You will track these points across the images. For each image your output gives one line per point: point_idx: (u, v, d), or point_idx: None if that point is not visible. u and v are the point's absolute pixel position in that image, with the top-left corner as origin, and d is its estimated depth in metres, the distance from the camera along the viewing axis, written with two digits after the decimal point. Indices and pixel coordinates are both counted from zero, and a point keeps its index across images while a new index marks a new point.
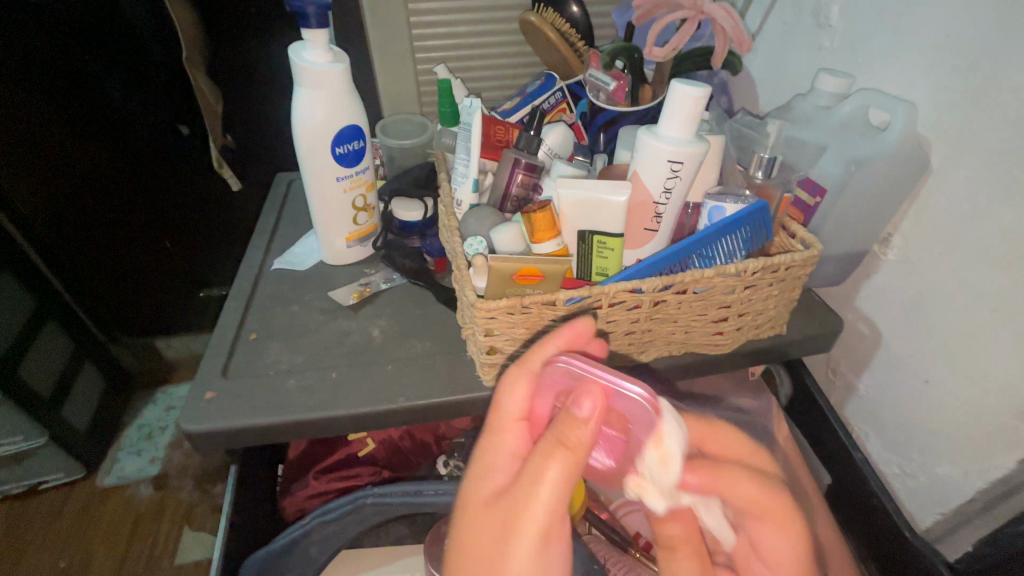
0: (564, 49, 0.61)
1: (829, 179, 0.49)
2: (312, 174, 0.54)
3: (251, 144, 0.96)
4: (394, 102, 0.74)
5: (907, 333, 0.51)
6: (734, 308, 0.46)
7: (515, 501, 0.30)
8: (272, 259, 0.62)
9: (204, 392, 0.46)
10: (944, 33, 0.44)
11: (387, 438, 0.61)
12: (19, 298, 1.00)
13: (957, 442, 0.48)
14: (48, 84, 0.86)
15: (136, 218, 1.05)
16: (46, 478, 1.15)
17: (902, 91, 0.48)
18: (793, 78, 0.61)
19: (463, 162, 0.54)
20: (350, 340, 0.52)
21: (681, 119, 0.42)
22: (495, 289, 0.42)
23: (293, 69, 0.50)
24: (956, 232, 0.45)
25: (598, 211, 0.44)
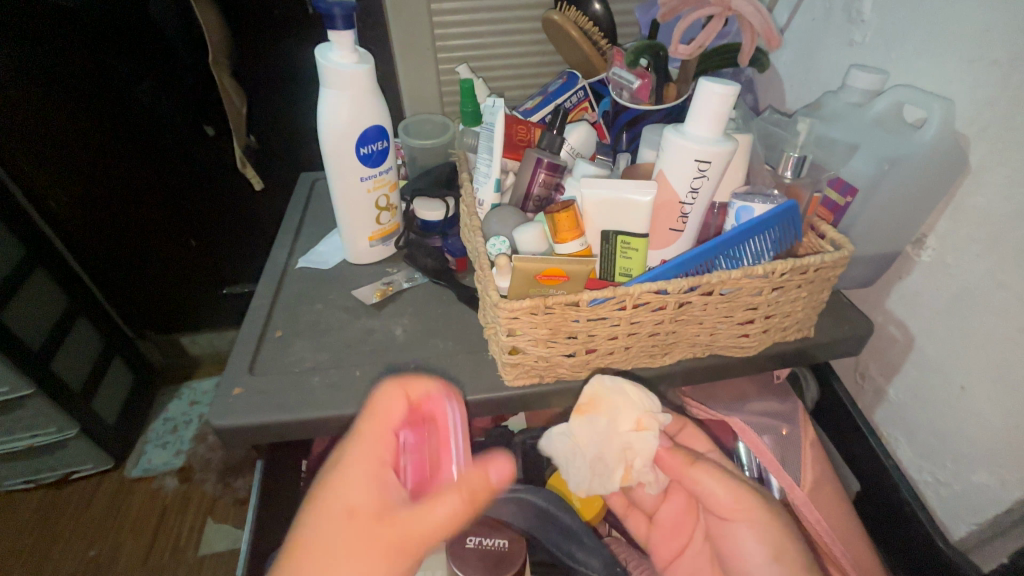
0: (589, 49, 0.60)
1: (861, 178, 0.48)
2: (337, 174, 0.54)
3: (275, 144, 0.98)
4: (416, 103, 0.74)
5: (942, 337, 0.50)
6: (760, 310, 0.45)
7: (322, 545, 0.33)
8: (296, 257, 0.63)
9: (232, 388, 0.47)
10: (983, 26, 0.42)
11: None
12: (54, 294, 1.05)
13: (992, 449, 0.47)
14: (81, 88, 0.89)
15: (162, 217, 1.07)
16: (78, 469, 1.19)
17: (938, 88, 0.47)
18: (823, 75, 0.59)
19: (485, 162, 0.54)
20: (373, 338, 0.53)
21: (709, 118, 0.41)
22: (519, 289, 0.42)
23: (319, 70, 0.50)
24: (996, 232, 0.44)
25: (623, 212, 0.43)
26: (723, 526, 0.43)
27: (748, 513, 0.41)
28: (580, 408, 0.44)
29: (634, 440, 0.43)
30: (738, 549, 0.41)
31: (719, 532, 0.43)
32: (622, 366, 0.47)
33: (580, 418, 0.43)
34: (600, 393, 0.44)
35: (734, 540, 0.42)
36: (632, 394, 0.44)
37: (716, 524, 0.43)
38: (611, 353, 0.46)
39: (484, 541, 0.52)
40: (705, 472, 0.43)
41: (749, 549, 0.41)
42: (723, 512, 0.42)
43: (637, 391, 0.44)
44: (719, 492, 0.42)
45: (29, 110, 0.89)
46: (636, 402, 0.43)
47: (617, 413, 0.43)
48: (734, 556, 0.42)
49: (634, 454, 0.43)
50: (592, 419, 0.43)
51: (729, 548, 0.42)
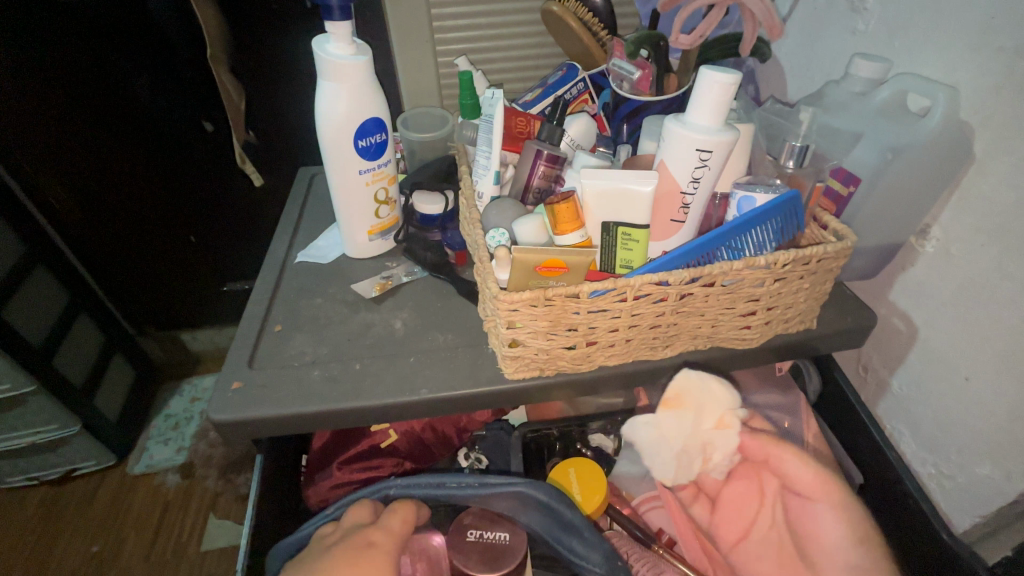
0: (588, 40, 0.60)
1: (864, 168, 0.48)
2: (335, 168, 0.54)
3: (274, 139, 0.98)
4: (414, 96, 0.74)
5: (945, 328, 0.49)
6: (762, 301, 0.45)
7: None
8: (295, 251, 0.63)
9: (231, 382, 0.47)
10: (989, 13, 0.42)
11: (409, 429, 0.61)
12: (55, 290, 1.05)
13: (997, 441, 0.46)
14: (79, 82, 0.89)
15: (161, 213, 1.07)
16: (80, 466, 1.19)
17: (942, 76, 0.46)
18: (825, 65, 0.58)
19: (484, 154, 0.54)
20: (373, 332, 0.52)
21: (710, 107, 0.40)
22: (518, 281, 0.42)
23: (317, 62, 0.50)
24: (1002, 222, 0.43)
25: (624, 203, 0.43)
26: (805, 506, 0.45)
27: (829, 494, 0.44)
28: (667, 401, 0.47)
29: (715, 439, 0.47)
30: (822, 526, 0.44)
31: (800, 513, 0.45)
32: (623, 359, 0.47)
33: (669, 410, 0.46)
34: (688, 387, 0.47)
35: (816, 519, 0.44)
36: (719, 391, 0.47)
37: (797, 506, 0.46)
38: (612, 346, 0.45)
39: (484, 534, 0.52)
40: (790, 453, 0.46)
41: (829, 528, 0.44)
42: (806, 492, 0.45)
43: (722, 389, 0.47)
44: (802, 473, 0.45)
45: (27, 107, 0.89)
46: (721, 401, 0.47)
47: (705, 407, 0.47)
48: (812, 535, 0.44)
49: (714, 449, 0.48)
50: (679, 411, 0.46)
51: (810, 526, 0.45)
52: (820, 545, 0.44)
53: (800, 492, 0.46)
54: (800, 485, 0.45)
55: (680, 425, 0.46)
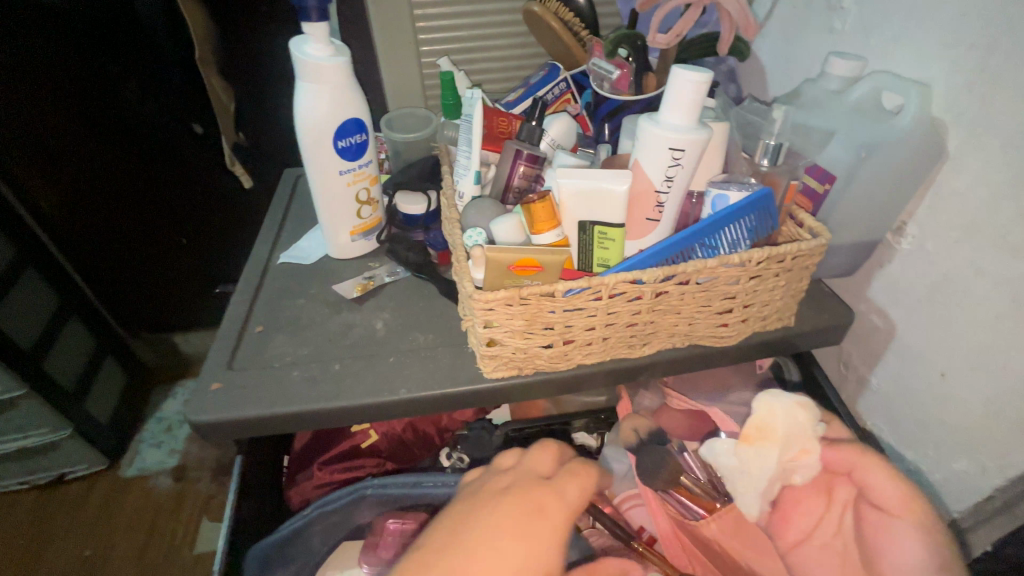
0: (568, 40, 0.61)
1: (839, 165, 0.48)
2: (316, 168, 0.54)
3: (263, 141, 0.98)
4: (399, 96, 0.74)
5: (922, 324, 0.50)
6: (738, 299, 0.45)
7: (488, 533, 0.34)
8: (279, 252, 0.63)
9: (211, 383, 0.47)
10: (960, 12, 0.42)
11: (390, 430, 0.62)
12: (44, 294, 1.04)
13: (972, 437, 0.47)
14: (64, 82, 0.88)
15: (150, 215, 1.07)
16: (73, 469, 1.19)
17: (916, 75, 0.47)
18: (804, 64, 0.59)
19: (465, 154, 0.54)
20: (353, 333, 0.52)
21: (683, 105, 0.41)
22: (494, 280, 0.42)
23: (295, 63, 0.50)
24: (976, 219, 0.43)
25: (599, 202, 0.43)
26: (882, 523, 0.40)
27: (912, 515, 0.39)
28: (748, 429, 0.44)
29: (796, 463, 0.44)
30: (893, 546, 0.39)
31: (869, 530, 0.41)
32: (602, 357, 0.47)
33: (749, 448, 0.44)
34: (769, 420, 0.43)
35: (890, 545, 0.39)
36: (795, 411, 0.43)
37: (872, 521, 0.41)
38: (589, 344, 0.46)
39: None
40: (875, 468, 0.42)
41: (904, 556, 0.38)
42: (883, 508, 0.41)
43: (806, 414, 0.43)
44: (887, 487, 0.41)
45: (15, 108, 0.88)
46: (804, 423, 0.43)
47: (790, 437, 0.43)
48: (879, 558, 0.40)
49: (793, 474, 0.44)
50: (762, 444, 0.43)
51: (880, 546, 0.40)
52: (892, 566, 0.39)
53: (879, 506, 0.41)
54: (877, 499, 0.41)
55: (764, 457, 0.43)
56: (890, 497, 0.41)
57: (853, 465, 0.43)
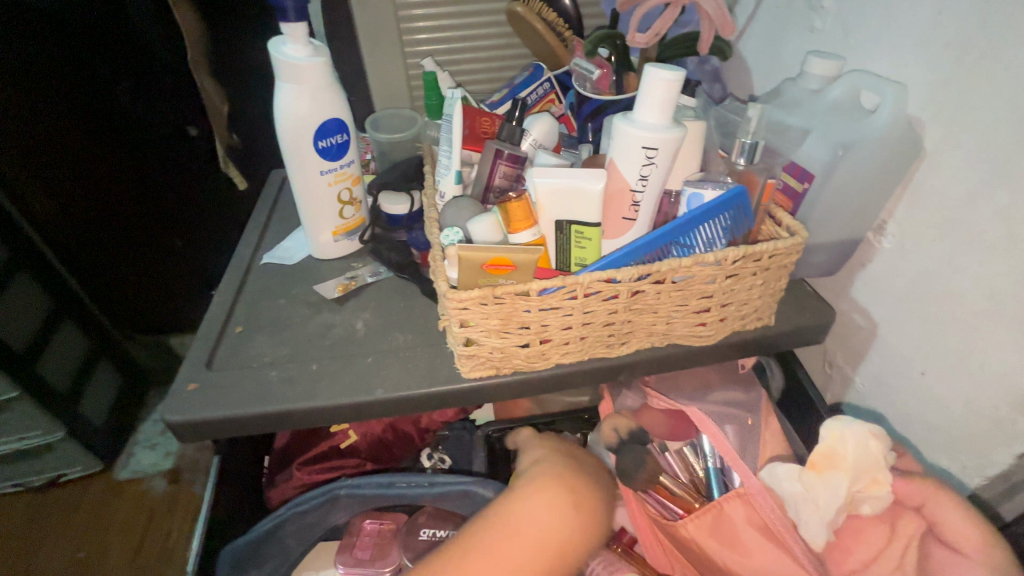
0: (551, 39, 0.60)
1: (816, 164, 0.47)
2: (296, 169, 0.54)
3: (254, 143, 0.98)
4: (384, 97, 0.74)
5: (902, 323, 0.50)
6: (715, 298, 0.45)
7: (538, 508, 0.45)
8: (262, 253, 0.63)
9: (189, 383, 0.47)
10: (935, 10, 0.42)
11: (369, 431, 0.61)
12: (38, 297, 1.04)
13: (954, 436, 0.47)
14: (56, 84, 0.87)
15: (143, 217, 1.07)
16: (66, 472, 1.18)
17: (893, 73, 0.47)
18: (786, 63, 0.59)
19: (446, 155, 0.54)
20: (333, 333, 0.52)
21: (656, 104, 0.41)
22: (468, 279, 0.42)
23: (274, 63, 0.50)
24: (953, 217, 0.43)
25: (574, 201, 0.43)
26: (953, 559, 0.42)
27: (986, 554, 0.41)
28: (820, 457, 0.46)
29: (867, 493, 0.45)
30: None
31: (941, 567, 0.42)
32: (580, 356, 0.47)
33: (817, 475, 0.45)
34: (838, 447, 0.45)
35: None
36: (870, 442, 0.45)
37: (942, 556, 0.43)
38: (566, 343, 0.45)
39: (437, 533, 0.51)
40: (949, 502, 0.43)
41: None
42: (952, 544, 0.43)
43: (879, 445, 0.45)
44: (959, 523, 0.43)
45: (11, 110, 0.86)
46: (874, 454, 0.45)
47: (860, 467, 0.45)
48: None
49: (861, 504, 0.45)
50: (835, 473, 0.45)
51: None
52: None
53: (951, 545, 0.43)
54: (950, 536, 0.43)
55: (836, 487, 0.44)
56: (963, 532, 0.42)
57: (925, 499, 0.44)
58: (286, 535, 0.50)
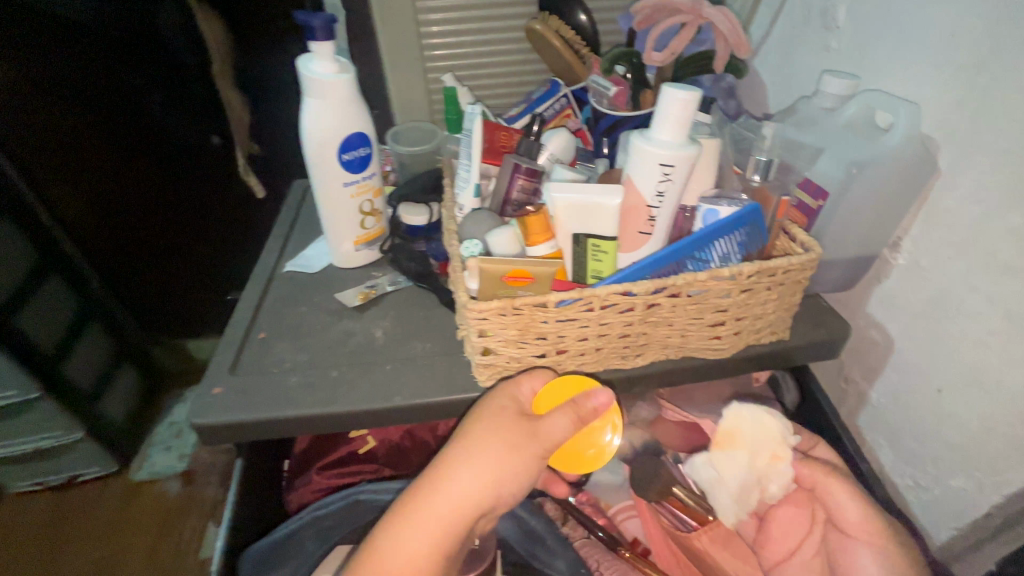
0: (569, 57, 0.62)
1: (830, 182, 0.48)
2: (321, 181, 0.56)
3: (275, 151, 1.01)
4: (405, 111, 0.76)
5: (918, 340, 0.50)
6: (730, 312, 0.45)
7: (459, 455, 0.38)
8: (284, 261, 0.65)
9: (213, 388, 0.48)
10: (949, 33, 0.43)
11: (387, 437, 0.62)
12: (68, 298, 1.06)
13: (970, 454, 0.46)
14: (90, 94, 0.92)
15: (169, 222, 1.10)
16: (84, 472, 1.21)
17: (908, 93, 0.47)
18: (800, 80, 0.60)
19: (465, 167, 0.56)
20: (353, 341, 0.54)
21: (672, 123, 0.42)
22: (488, 290, 0.43)
23: (302, 79, 0.52)
24: (968, 236, 0.44)
25: (591, 215, 0.44)
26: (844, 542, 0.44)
27: (870, 535, 0.43)
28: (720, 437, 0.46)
29: (772, 469, 0.45)
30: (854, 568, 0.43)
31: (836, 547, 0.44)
32: (594, 367, 0.48)
33: (720, 453, 0.45)
34: (736, 425, 0.45)
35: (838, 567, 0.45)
36: (766, 421, 0.45)
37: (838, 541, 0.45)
38: (582, 354, 0.46)
39: None
40: (840, 489, 0.44)
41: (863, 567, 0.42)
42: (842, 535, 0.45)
43: (773, 420, 0.45)
44: (850, 508, 0.43)
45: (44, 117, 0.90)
46: (770, 429, 0.45)
47: (757, 443, 0.45)
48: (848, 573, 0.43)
49: (769, 483, 0.45)
50: (732, 452, 0.45)
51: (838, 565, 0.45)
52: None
53: (845, 529, 0.44)
54: (842, 521, 0.44)
55: (736, 464, 0.44)
56: (851, 519, 0.44)
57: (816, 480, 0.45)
58: (307, 542, 0.51)
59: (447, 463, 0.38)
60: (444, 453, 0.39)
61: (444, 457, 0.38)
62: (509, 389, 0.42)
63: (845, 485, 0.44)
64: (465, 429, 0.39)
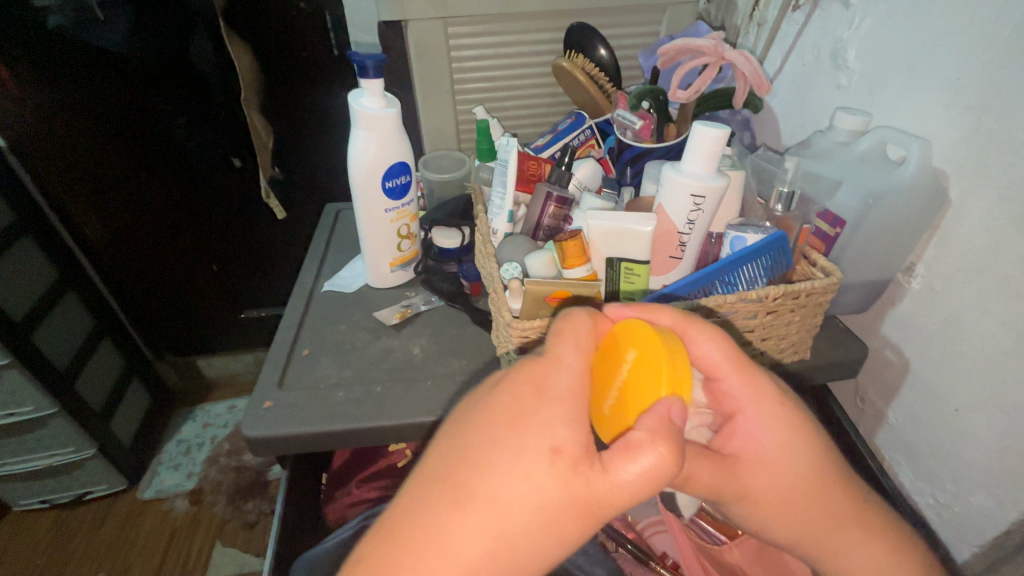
0: (593, 91, 0.66)
1: (847, 212, 0.52)
2: (363, 206, 0.59)
3: (298, 175, 1.05)
4: (435, 140, 0.81)
5: (934, 360, 0.52)
6: (757, 332, 0.48)
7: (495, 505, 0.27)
8: (322, 281, 0.68)
9: (262, 401, 0.51)
10: (954, 75, 0.47)
11: (424, 451, 0.66)
12: (82, 316, 1.11)
13: (987, 471, 0.48)
14: (119, 120, 0.95)
15: (187, 241, 1.13)
16: (93, 489, 1.21)
17: (918, 130, 0.51)
18: (813, 114, 0.63)
19: (499, 194, 0.59)
20: (393, 357, 0.56)
21: (702, 157, 0.45)
22: (530, 310, 0.46)
23: (351, 112, 0.56)
24: (979, 262, 0.46)
25: (626, 240, 0.47)
26: (741, 425, 0.37)
27: (759, 405, 0.36)
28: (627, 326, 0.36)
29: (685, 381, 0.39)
30: (747, 386, 0.36)
31: (749, 444, 0.37)
32: None
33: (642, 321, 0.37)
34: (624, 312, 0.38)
35: (744, 422, 0.37)
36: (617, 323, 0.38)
37: (757, 438, 0.36)
38: None
39: None
40: (749, 417, 0.37)
41: (762, 439, 0.36)
42: (720, 374, 0.37)
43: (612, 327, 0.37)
44: (761, 435, 0.36)
45: (74, 141, 0.96)
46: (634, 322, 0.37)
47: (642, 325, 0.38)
48: (761, 457, 0.36)
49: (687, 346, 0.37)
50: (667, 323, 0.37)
51: (738, 412, 0.37)
52: (740, 445, 0.37)
53: (749, 425, 0.37)
54: (741, 419, 0.37)
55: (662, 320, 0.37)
56: (755, 416, 0.36)
57: (739, 409, 0.37)
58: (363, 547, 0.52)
59: (462, 496, 0.27)
60: (442, 456, 0.29)
61: (455, 480, 0.28)
62: (526, 383, 0.30)
63: (750, 408, 0.36)
64: (475, 436, 0.29)
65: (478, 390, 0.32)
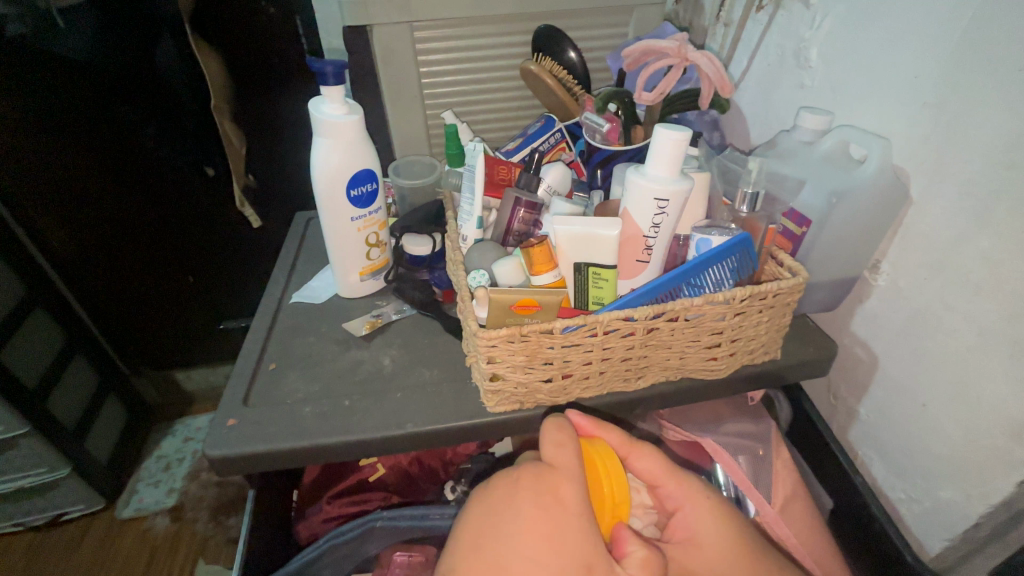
0: (562, 95, 0.66)
1: (813, 211, 0.52)
2: (329, 215, 0.58)
3: (271, 183, 1.03)
4: (405, 145, 0.79)
5: (901, 356, 0.52)
6: (725, 334, 0.48)
7: None
8: (290, 292, 0.66)
9: (226, 419, 0.49)
10: (912, 74, 0.47)
11: (397, 464, 0.64)
12: (53, 331, 1.07)
13: (956, 465, 0.49)
14: (84, 129, 0.92)
15: (159, 252, 1.10)
16: (68, 510, 1.17)
17: (878, 129, 0.51)
18: (779, 114, 0.64)
19: (468, 201, 0.58)
20: (362, 369, 0.55)
21: (665, 159, 0.45)
22: (496, 318, 0.45)
23: (313, 120, 0.54)
24: (941, 259, 0.47)
25: (592, 245, 0.46)
26: (682, 518, 0.43)
27: (696, 500, 0.44)
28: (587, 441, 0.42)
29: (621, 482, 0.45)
30: (681, 486, 0.44)
31: (686, 536, 0.43)
32: (598, 390, 0.50)
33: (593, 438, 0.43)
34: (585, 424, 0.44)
35: (686, 516, 0.43)
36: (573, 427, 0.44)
37: (696, 528, 0.43)
38: (587, 378, 0.48)
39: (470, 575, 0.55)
40: (691, 509, 0.43)
41: (701, 527, 0.43)
42: (659, 480, 0.44)
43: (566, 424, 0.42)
44: (701, 525, 0.43)
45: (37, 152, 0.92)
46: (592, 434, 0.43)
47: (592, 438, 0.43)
48: (704, 546, 0.42)
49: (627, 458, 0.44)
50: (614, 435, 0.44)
51: (679, 509, 0.44)
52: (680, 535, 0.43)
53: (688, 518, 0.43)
54: (681, 515, 0.43)
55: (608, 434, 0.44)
56: (691, 511, 0.43)
57: (676, 506, 0.44)
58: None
59: None
60: (473, 567, 0.34)
61: None
62: (544, 495, 0.36)
63: (687, 503, 0.43)
64: (501, 549, 0.34)
65: (497, 497, 0.37)
